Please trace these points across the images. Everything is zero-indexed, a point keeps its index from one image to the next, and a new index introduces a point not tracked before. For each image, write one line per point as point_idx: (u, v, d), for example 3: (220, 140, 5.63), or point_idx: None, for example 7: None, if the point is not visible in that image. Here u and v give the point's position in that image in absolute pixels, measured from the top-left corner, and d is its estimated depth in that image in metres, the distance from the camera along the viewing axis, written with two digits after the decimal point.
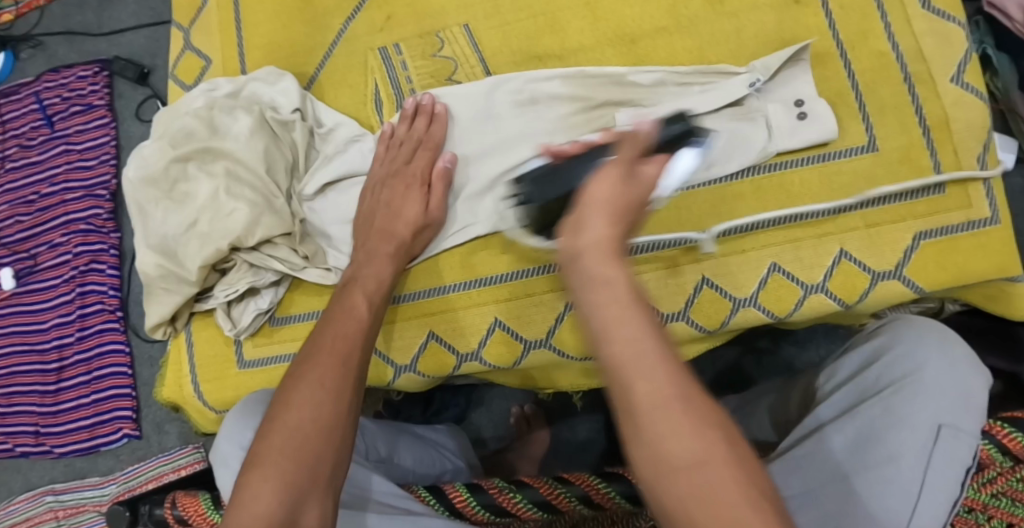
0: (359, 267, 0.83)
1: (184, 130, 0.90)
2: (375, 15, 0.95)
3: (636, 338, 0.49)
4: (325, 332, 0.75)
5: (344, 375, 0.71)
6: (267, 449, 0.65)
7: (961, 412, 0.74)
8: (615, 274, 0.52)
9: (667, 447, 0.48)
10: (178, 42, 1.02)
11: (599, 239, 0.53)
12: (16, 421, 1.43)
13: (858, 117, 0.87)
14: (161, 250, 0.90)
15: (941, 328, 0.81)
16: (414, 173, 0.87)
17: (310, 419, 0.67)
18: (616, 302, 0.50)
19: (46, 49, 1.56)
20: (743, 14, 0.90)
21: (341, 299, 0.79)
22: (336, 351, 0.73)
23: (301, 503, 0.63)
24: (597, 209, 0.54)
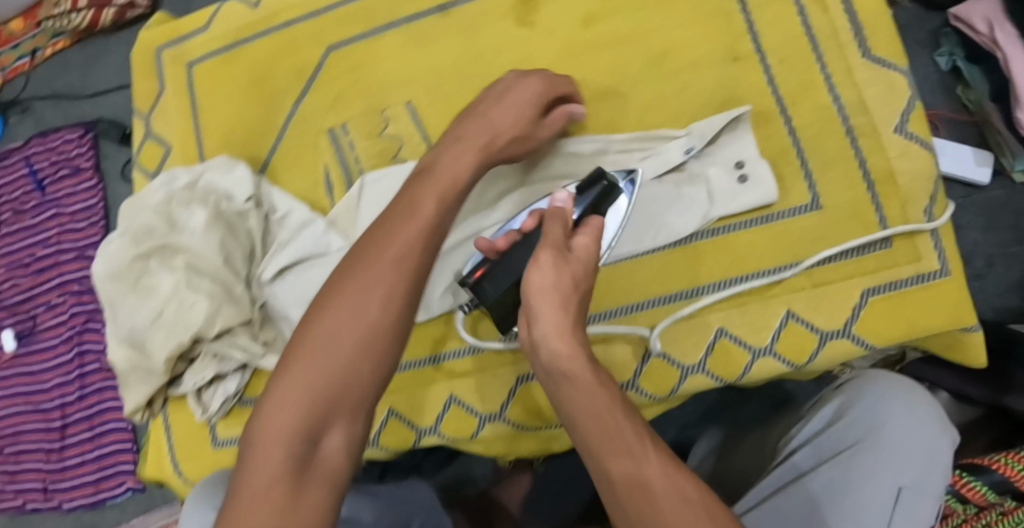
0: (438, 156, 0.71)
1: (145, 226, 0.93)
2: (325, 96, 0.96)
3: (591, 413, 0.55)
4: (384, 237, 0.63)
5: (389, 298, 0.60)
6: (289, 382, 0.57)
7: (926, 473, 0.74)
8: (587, 376, 0.56)
9: None
10: (139, 129, 1.05)
11: (550, 334, 0.58)
12: (26, 478, 1.49)
13: (801, 176, 0.87)
14: (130, 342, 0.92)
15: (903, 380, 0.80)
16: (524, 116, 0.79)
17: (343, 334, 0.59)
18: (593, 393, 0.56)
19: (35, 112, 1.61)
20: (684, 75, 0.90)
21: (401, 207, 0.65)
22: (388, 272, 0.61)
23: (322, 429, 0.57)
24: (543, 295, 0.59)
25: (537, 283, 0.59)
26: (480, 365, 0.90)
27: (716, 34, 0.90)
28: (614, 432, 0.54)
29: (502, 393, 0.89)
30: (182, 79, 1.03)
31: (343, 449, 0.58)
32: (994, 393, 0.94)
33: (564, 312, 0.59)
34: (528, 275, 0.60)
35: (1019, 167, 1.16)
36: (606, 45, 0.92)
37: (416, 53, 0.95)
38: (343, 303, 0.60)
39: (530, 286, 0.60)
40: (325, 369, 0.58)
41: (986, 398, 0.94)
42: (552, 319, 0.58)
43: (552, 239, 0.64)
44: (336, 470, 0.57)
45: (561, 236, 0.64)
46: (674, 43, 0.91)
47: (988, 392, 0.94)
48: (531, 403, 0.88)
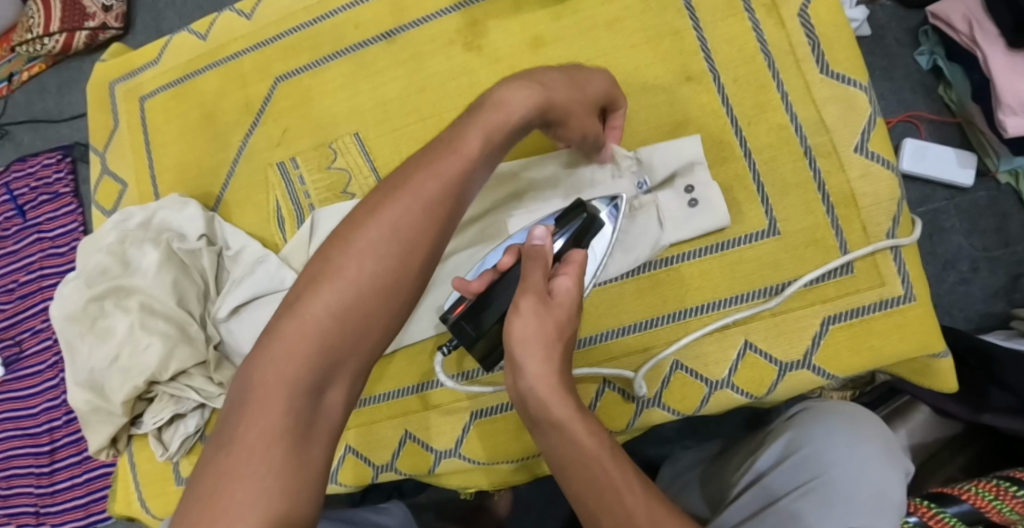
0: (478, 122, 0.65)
1: (99, 268, 0.93)
2: (273, 129, 0.96)
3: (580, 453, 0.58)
4: (419, 177, 0.62)
5: (403, 262, 0.60)
6: (291, 331, 0.57)
7: (875, 514, 0.72)
8: (576, 426, 0.59)
9: None
10: (96, 167, 1.03)
11: (536, 383, 0.60)
12: (18, 503, 1.51)
13: (757, 200, 0.84)
14: (90, 385, 0.93)
15: (850, 414, 0.79)
16: (587, 101, 0.73)
17: (360, 286, 0.59)
18: (582, 444, 0.58)
19: (14, 137, 1.61)
20: (633, 97, 0.89)
21: (431, 154, 0.63)
22: (402, 236, 0.60)
23: (327, 382, 0.58)
24: (525, 347, 0.61)
25: (520, 333, 0.61)
26: (435, 400, 0.88)
27: (669, 56, 0.88)
28: (603, 480, 0.57)
29: (458, 428, 0.87)
30: (136, 114, 1.02)
31: (342, 403, 0.59)
32: (974, 412, 0.88)
33: (547, 362, 0.61)
34: (509, 330, 0.62)
35: (1004, 167, 1.11)
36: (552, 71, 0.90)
37: (363, 83, 0.94)
38: (364, 252, 0.60)
39: (513, 341, 0.61)
40: (336, 311, 0.58)
41: (967, 417, 0.88)
42: (535, 372, 0.60)
43: (534, 282, 0.64)
44: (333, 424, 0.58)
45: (541, 279, 0.64)
46: (625, 67, 0.89)
47: (969, 410, 0.89)
48: (487, 438, 0.86)
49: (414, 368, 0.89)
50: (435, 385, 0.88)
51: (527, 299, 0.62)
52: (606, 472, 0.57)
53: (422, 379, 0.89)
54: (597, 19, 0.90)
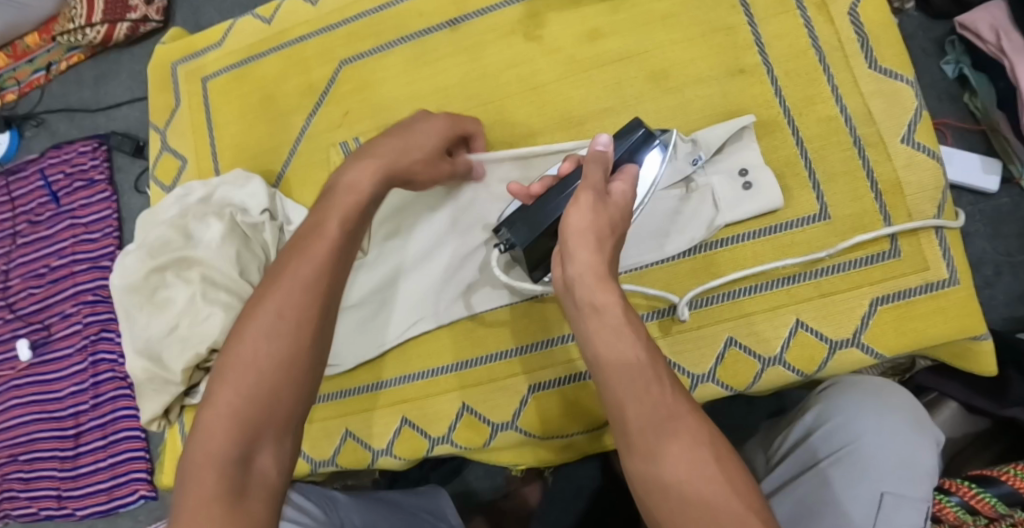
0: (341, 176, 0.78)
1: (160, 239, 0.94)
2: (334, 111, 0.98)
3: (614, 337, 0.60)
4: (275, 284, 0.72)
5: (300, 328, 0.70)
6: (220, 398, 0.67)
7: (907, 480, 0.75)
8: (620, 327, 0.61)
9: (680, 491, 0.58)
10: (156, 144, 1.07)
11: (584, 272, 0.62)
12: (40, 486, 1.52)
13: (808, 186, 0.87)
14: (147, 354, 0.94)
15: (876, 384, 0.82)
16: (431, 149, 0.83)
17: (260, 362, 0.68)
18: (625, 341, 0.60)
19: (48, 126, 1.63)
20: (688, 88, 0.91)
21: (300, 244, 0.74)
22: (293, 306, 0.70)
23: (254, 445, 0.65)
24: (574, 240, 0.63)
25: (574, 229, 0.63)
26: (491, 375, 0.90)
27: (721, 49, 0.91)
28: (631, 366, 0.60)
29: (515, 402, 0.90)
30: (198, 94, 1.05)
31: (273, 463, 0.66)
32: (1001, 407, 0.94)
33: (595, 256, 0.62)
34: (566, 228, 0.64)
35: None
36: (608, 61, 0.93)
37: (424, 68, 0.97)
38: (253, 339, 0.69)
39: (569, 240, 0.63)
40: (244, 392, 0.67)
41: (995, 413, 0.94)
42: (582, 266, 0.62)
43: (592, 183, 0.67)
44: (270, 484, 0.65)
45: (600, 178, 0.67)
46: (676, 60, 0.92)
47: (996, 405, 0.94)
48: (543, 412, 0.89)
49: (472, 342, 0.91)
50: (493, 359, 0.91)
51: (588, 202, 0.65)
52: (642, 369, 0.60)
53: (478, 353, 0.91)
54: (651, 14, 0.93)
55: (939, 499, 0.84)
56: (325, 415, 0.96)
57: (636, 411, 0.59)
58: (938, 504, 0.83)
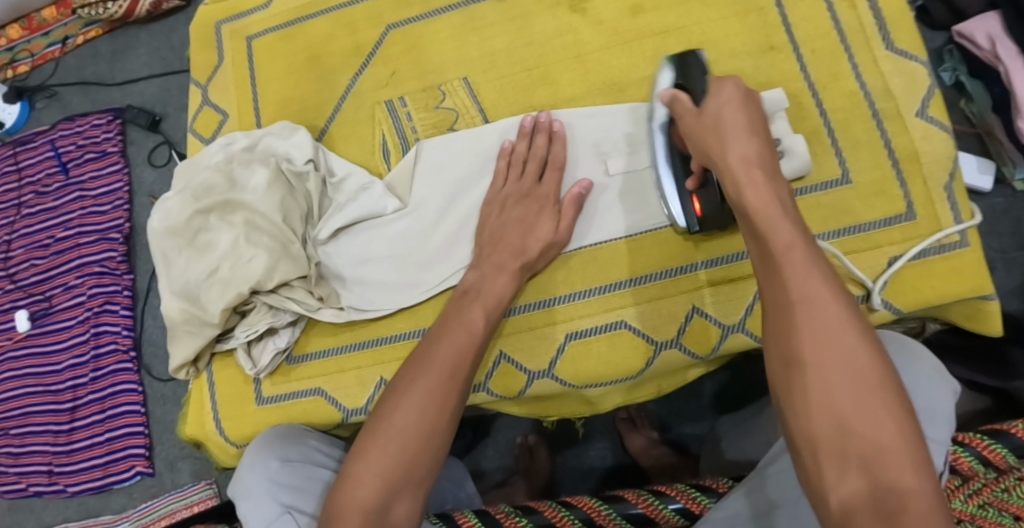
0: (483, 279, 0.89)
1: (206, 184, 0.97)
2: (382, 71, 1.04)
3: (764, 207, 0.70)
4: (440, 345, 0.83)
5: (448, 386, 0.80)
6: (372, 442, 0.76)
7: (930, 423, 0.79)
8: (819, 284, 0.65)
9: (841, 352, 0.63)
10: (196, 98, 1.11)
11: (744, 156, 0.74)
12: (31, 461, 1.49)
13: (832, 153, 0.93)
14: (184, 295, 0.94)
15: (900, 339, 0.86)
16: (549, 189, 0.93)
17: (413, 431, 0.77)
18: (819, 293, 0.65)
19: (61, 99, 1.64)
20: (722, 62, 0.97)
21: (453, 316, 0.86)
22: (444, 366, 0.81)
23: (393, 497, 0.74)
24: (770, 207, 0.70)
25: (759, 200, 0.70)
26: (530, 324, 0.94)
27: (753, 28, 0.97)
28: (784, 231, 0.68)
29: (552, 350, 0.93)
30: (241, 52, 1.09)
31: (407, 517, 0.74)
32: (1004, 381, 0.97)
33: (788, 222, 0.69)
34: (725, 143, 0.75)
35: (1020, 175, 1.20)
36: (650, 34, 0.98)
37: (472, 35, 1.02)
38: (407, 406, 0.78)
39: (714, 149, 0.76)
40: (394, 440, 0.76)
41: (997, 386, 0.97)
42: (769, 206, 0.70)
43: (690, 121, 0.80)
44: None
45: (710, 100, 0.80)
46: (713, 35, 0.97)
47: (998, 380, 0.97)
48: (580, 360, 0.92)
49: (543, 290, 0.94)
50: (530, 308, 0.94)
51: (728, 110, 0.78)
52: (839, 317, 0.64)
53: (525, 301, 0.94)
54: None
55: (953, 451, 0.83)
56: (360, 363, 0.97)
57: (816, 338, 0.63)
58: (953, 456, 0.83)
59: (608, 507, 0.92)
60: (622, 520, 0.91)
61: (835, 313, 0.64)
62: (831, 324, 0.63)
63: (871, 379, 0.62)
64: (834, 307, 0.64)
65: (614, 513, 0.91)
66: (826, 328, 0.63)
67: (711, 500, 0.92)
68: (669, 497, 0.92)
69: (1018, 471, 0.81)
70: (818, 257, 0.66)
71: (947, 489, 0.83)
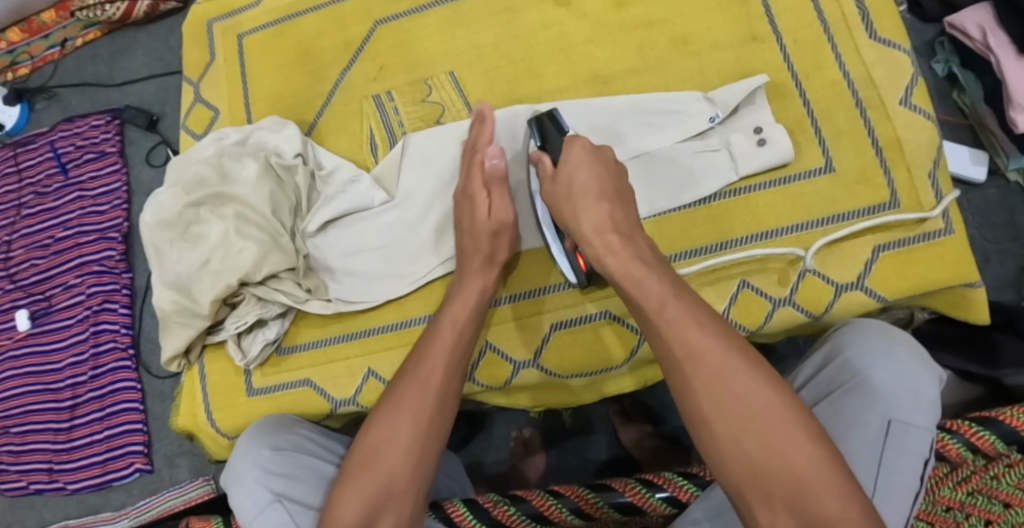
0: (458, 284, 0.89)
1: (197, 177, 0.98)
2: (369, 66, 1.05)
3: (631, 275, 0.76)
4: (413, 362, 0.83)
5: (422, 397, 0.79)
6: (352, 464, 0.77)
7: (913, 410, 0.79)
8: (697, 336, 0.71)
9: (732, 399, 0.68)
10: (189, 96, 1.12)
11: (600, 223, 0.80)
12: (31, 459, 1.50)
13: (815, 142, 0.93)
14: (176, 287, 0.95)
15: (883, 326, 0.86)
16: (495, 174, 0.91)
17: (385, 445, 0.77)
18: (700, 345, 0.70)
19: (60, 100, 1.66)
20: (705, 52, 0.97)
21: (433, 325, 0.86)
22: (417, 378, 0.81)
23: (377, 515, 0.74)
24: (635, 276, 0.76)
25: (620, 271, 0.77)
26: (516, 313, 0.95)
27: (736, 18, 0.98)
28: (649, 305, 0.74)
29: (538, 339, 0.94)
30: (233, 49, 1.11)
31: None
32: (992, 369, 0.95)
33: (656, 279, 0.75)
34: (577, 213, 0.81)
35: (1014, 165, 1.18)
36: (634, 26, 0.99)
37: (458, 30, 1.03)
38: (381, 423, 0.79)
39: (569, 218, 0.82)
40: (367, 463, 0.77)
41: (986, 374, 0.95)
42: (630, 267, 0.77)
43: (547, 188, 0.85)
44: None
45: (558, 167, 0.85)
46: (696, 27, 0.98)
47: (987, 369, 0.95)
48: (566, 349, 0.93)
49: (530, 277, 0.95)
50: (515, 299, 0.95)
51: (586, 165, 0.84)
52: (732, 362, 0.69)
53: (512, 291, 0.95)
54: None
55: (940, 437, 0.80)
56: (348, 354, 0.98)
57: (704, 400, 0.69)
58: (940, 442, 0.79)
59: (596, 496, 0.92)
60: (610, 508, 0.92)
61: (717, 357, 0.69)
62: (721, 373, 0.69)
63: (775, 419, 0.67)
64: (717, 356, 0.69)
65: (601, 503, 0.92)
66: (715, 376, 0.69)
67: (698, 488, 0.91)
68: (657, 485, 0.91)
69: (1008, 457, 0.76)
70: (692, 307, 0.73)
71: (934, 477, 0.80)
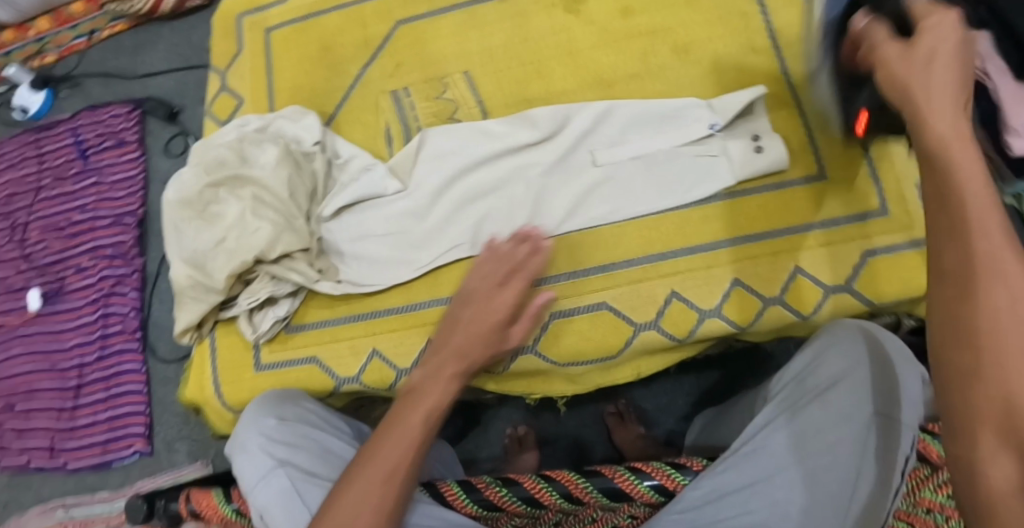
0: (426, 377, 0.82)
1: (217, 159, 1.02)
2: (387, 62, 1.10)
3: (929, 97, 0.58)
4: (385, 436, 0.78)
5: (403, 459, 0.76)
6: (321, 524, 0.73)
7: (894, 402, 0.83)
8: (987, 196, 0.52)
9: (974, 238, 0.52)
10: (214, 84, 1.17)
11: (915, 48, 0.61)
12: (34, 435, 1.53)
13: (809, 150, 0.98)
14: (192, 262, 1.00)
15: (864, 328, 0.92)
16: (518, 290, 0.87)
17: (359, 512, 0.73)
18: (969, 175, 0.53)
19: (84, 89, 1.72)
20: (706, 62, 1.03)
21: (402, 411, 0.80)
22: (400, 442, 0.77)
23: None
24: (940, 116, 0.56)
25: (908, 78, 0.60)
26: None
27: (736, 32, 1.03)
28: (923, 99, 0.58)
29: (536, 327, 0.97)
30: (259, 42, 1.16)
31: None
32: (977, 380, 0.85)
33: (952, 111, 0.57)
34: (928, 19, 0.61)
35: None
36: (640, 34, 1.05)
37: (472, 32, 1.09)
38: (355, 484, 0.75)
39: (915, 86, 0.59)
40: (342, 527, 0.72)
41: None
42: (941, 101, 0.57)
43: (892, 50, 0.62)
44: None
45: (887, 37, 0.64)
46: (699, 38, 1.03)
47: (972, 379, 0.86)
48: (564, 338, 0.97)
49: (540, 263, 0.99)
50: None
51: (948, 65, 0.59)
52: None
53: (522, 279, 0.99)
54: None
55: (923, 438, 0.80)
56: (354, 334, 1.02)
57: (969, 240, 0.52)
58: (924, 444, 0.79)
59: (586, 482, 0.95)
60: (599, 493, 0.94)
61: (986, 219, 0.52)
62: (989, 221, 0.52)
63: None
64: (999, 232, 0.52)
65: (591, 488, 0.94)
66: (974, 227, 0.52)
67: (686, 477, 0.94)
68: (645, 473, 0.94)
69: None
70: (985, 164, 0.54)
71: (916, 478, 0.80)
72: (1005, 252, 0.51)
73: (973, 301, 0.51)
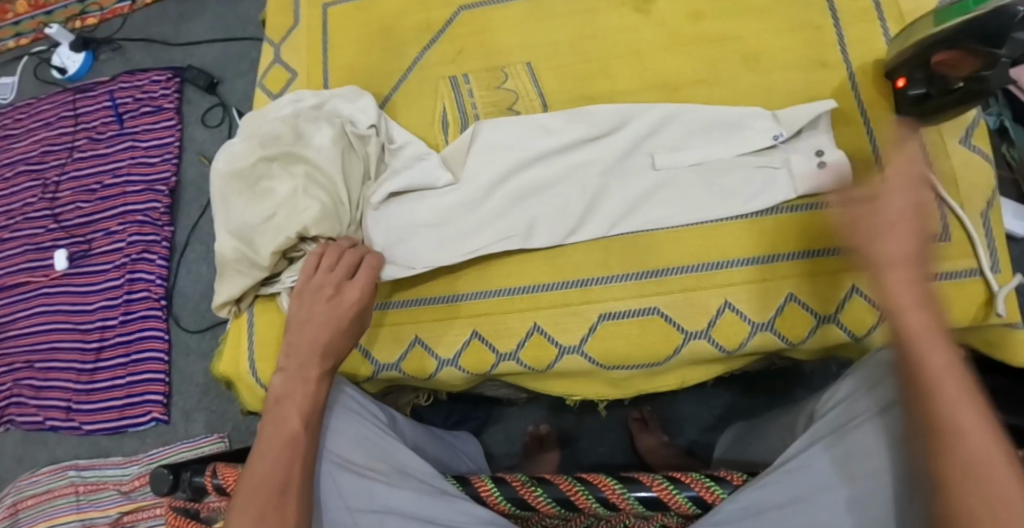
0: (289, 381, 0.84)
1: (272, 133, 1.00)
2: (449, 48, 1.09)
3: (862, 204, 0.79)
4: (274, 415, 0.83)
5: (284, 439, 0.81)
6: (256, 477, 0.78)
7: None
8: (910, 298, 0.74)
9: (922, 344, 0.72)
10: (269, 56, 1.15)
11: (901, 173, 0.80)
12: (51, 396, 1.52)
13: (874, 169, 0.97)
14: (239, 235, 0.97)
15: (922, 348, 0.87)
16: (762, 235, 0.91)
17: (271, 481, 0.78)
18: (905, 283, 0.75)
19: (124, 53, 1.70)
20: (774, 72, 1.01)
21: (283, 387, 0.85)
22: (286, 431, 0.81)
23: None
24: (895, 224, 0.77)
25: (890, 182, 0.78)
26: (565, 299, 0.97)
27: (808, 44, 1.01)
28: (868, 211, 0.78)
29: (585, 327, 0.96)
30: (317, 18, 1.14)
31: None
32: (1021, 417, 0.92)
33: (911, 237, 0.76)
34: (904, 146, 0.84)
35: None
36: (709, 39, 1.03)
37: (536, 24, 1.07)
38: (261, 453, 0.80)
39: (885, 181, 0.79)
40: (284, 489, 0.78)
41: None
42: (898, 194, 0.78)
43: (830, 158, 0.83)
44: None
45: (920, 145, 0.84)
46: (769, 47, 1.02)
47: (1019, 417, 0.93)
48: (611, 341, 0.95)
49: (593, 262, 0.98)
50: (565, 286, 0.98)
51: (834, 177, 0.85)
52: (970, 408, 0.69)
53: (573, 278, 0.98)
54: (750, 6, 1.03)
55: None
56: (399, 320, 1.01)
57: (904, 348, 0.73)
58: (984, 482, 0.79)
59: (624, 489, 0.87)
60: (637, 503, 0.87)
61: (932, 336, 0.73)
62: (916, 333, 0.73)
63: (967, 403, 0.69)
64: (929, 338, 0.73)
65: (630, 497, 0.86)
66: (914, 327, 0.73)
67: (726, 490, 0.87)
68: (684, 483, 0.86)
69: None
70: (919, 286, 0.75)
71: None
72: (936, 353, 0.72)
73: (922, 393, 0.71)
